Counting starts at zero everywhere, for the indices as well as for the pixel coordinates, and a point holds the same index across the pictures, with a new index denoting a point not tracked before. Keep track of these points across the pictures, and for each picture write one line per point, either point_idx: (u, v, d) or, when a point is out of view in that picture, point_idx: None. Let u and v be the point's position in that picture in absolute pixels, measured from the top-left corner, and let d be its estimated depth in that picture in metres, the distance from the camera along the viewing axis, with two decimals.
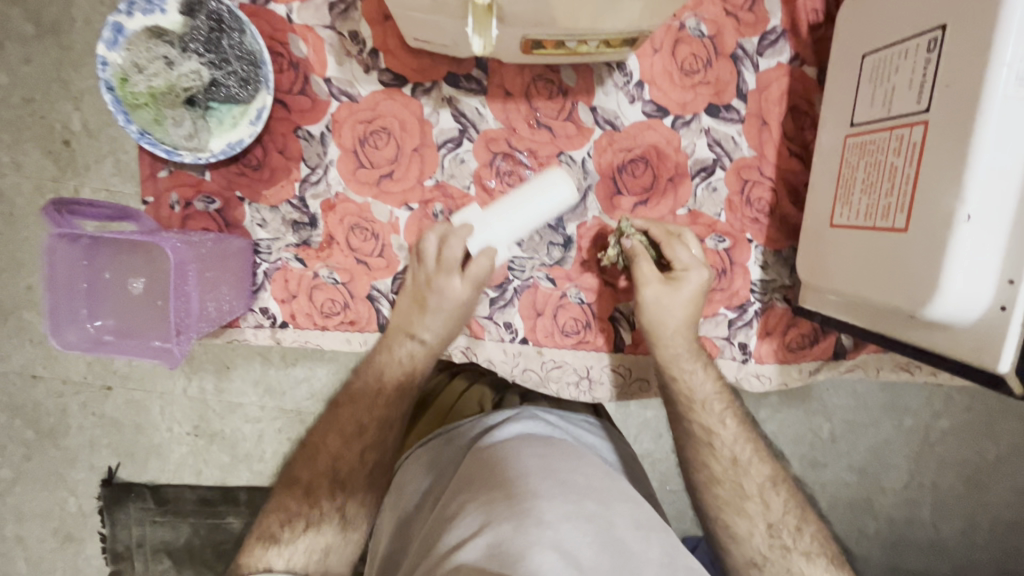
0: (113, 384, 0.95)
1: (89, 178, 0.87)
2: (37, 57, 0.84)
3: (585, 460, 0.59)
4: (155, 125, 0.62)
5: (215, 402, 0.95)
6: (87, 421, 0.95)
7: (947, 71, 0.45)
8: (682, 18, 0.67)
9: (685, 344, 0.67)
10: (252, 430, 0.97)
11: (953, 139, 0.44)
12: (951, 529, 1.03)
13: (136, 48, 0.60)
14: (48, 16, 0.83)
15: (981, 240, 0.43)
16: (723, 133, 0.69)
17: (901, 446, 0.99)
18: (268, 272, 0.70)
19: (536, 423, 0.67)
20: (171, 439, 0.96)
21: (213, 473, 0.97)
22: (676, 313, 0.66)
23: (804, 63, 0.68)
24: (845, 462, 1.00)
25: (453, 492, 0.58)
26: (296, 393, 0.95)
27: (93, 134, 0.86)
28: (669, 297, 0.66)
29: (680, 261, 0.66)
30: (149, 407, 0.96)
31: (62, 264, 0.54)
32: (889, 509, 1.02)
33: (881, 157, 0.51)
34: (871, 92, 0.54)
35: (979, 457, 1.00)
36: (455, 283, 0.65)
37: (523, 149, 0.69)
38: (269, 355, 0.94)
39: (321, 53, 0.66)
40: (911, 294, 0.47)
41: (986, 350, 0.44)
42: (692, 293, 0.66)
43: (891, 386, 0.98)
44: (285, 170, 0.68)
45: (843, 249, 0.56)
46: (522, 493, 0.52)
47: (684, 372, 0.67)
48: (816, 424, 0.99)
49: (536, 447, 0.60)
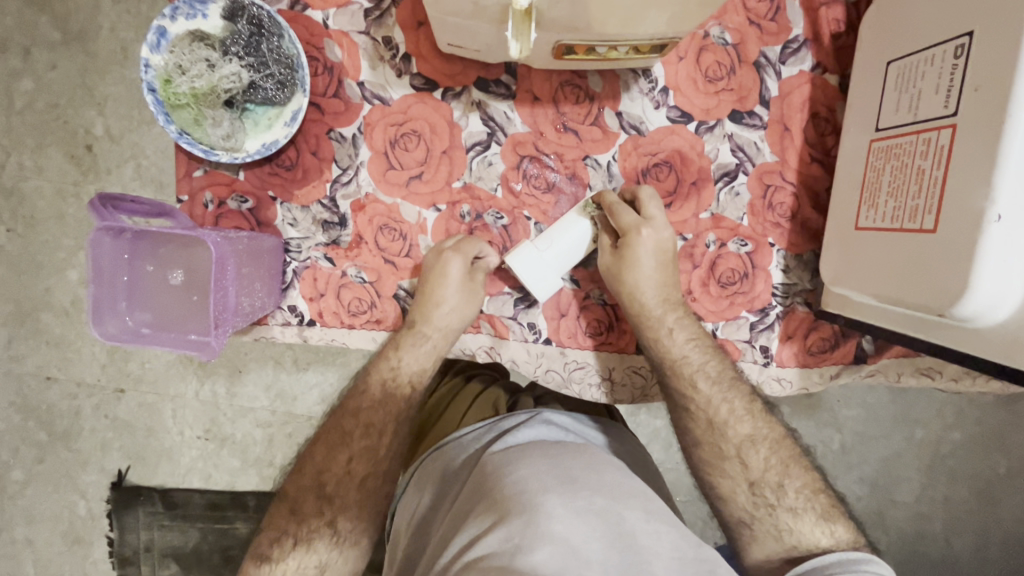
0: (126, 387, 0.96)
1: (109, 183, 0.89)
2: (62, 63, 0.87)
3: (604, 461, 0.60)
4: (194, 126, 0.63)
5: (227, 405, 0.96)
6: (99, 423, 0.95)
7: (974, 76, 0.46)
8: (707, 27, 0.68)
9: (652, 304, 0.68)
10: (262, 435, 0.97)
11: (981, 142, 0.45)
12: (968, 547, 1.02)
13: (179, 51, 0.62)
14: (76, 23, 0.86)
15: (1010, 240, 0.44)
16: (746, 139, 0.70)
17: (914, 458, 0.99)
18: (298, 270, 0.71)
19: (549, 428, 0.67)
20: (181, 443, 0.97)
21: (222, 478, 0.98)
22: (636, 276, 0.66)
23: (826, 71, 0.69)
24: (857, 474, 0.99)
25: (469, 492, 0.59)
26: (308, 399, 0.96)
27: (114, 138, 0.88)
28: (623, 265, 0.67)
29: (624, 225, 0.66)
30: (161, 410, 0.96)
31: (105, 257, 0.55)
32: (901, 524, 1.01)
33: (907, 160, 0.52)
34: (896, 97, 0.55)
35: (992, 472, 1.00)
36: (456, 268, 0.67)
37: (549, 153, 0.70)
38: (281, 359, 0.95)
39: (356, 57, 0.68)
40: (939, 294, 0.48)
41: (1017, 348, 0.45)
42: (642, 255, 0.66)
43: (903, 399, 0.99)
44: (317, 171, 0.69)
45: (870, 251, 0.56)
46: (534, 491, 0.53)
47: (663, 334, 0.68)
48: (826, 436, 0.99)
49: (557, 447, 0.61)
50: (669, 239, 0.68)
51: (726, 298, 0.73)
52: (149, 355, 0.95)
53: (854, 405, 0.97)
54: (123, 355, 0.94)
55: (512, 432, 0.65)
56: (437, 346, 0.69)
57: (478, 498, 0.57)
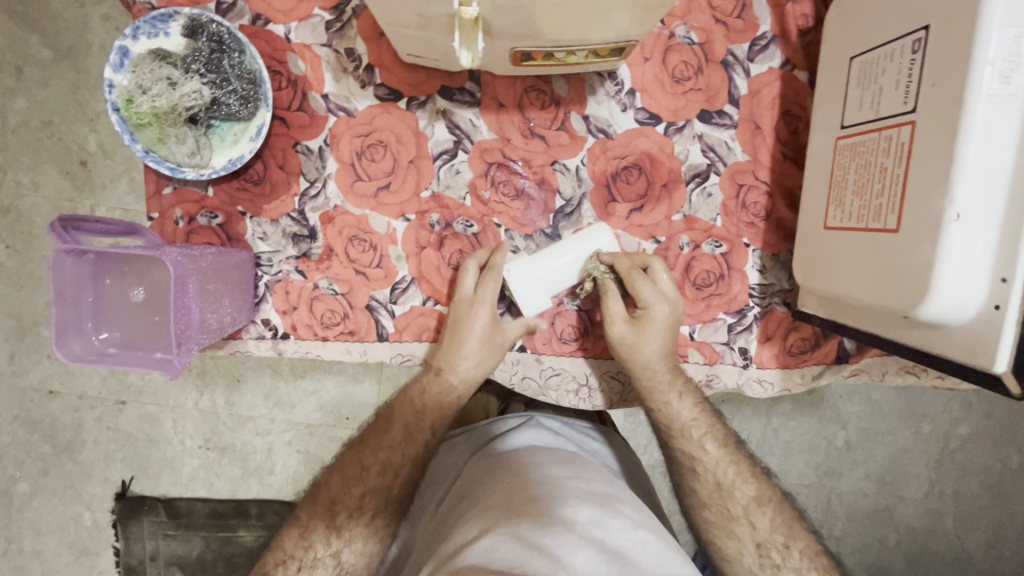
0: (126, 399, 0.96)
1: (103, 197, 0.90)
2: (54, 81, 0.88)
3: (592, 468, 0.61)
4: (159, 144, 0.64)
5: (226, 415, 0.97)
6: (102, 435, 0.96)
7: (931, 72, 0.45)
8: (672, 27, 0.68)
9: (663, 380, 0.67)
10: (263, 443, 0.98)
11: (940, 139, 0.43)
12: (979, 543, 1.00)
13: (140, 70, 0.62)
14: (64, 41, 0.87)
15: (971, 239, 0.42)
16: (717, 138, 0.69)
17: (919, 452, 0.98)
18: (270, 284, 0.71)
19: (541, 432, 0.67)
20: (183, 452, 0.98)
21: (224, 487, 0.98)
22: (650, 350, 0.66)
23: (795, 68, 0.68)
24: (861, 470, 0.98)
25: (460, 500, 0.60)
26: (306, 406, 0.97)
27: (107, 154, 0.89)
28: (636, 337, 0.66)
29: (642, 299, 0.66)
30: (162, 421, 0.97)
31: (71, 276, 0.55)
32: (911, 520, 1.00)
33: (871, 158, 0.51)
34: (859, 94, 0.54)
35: (1003, 466, 0.98)
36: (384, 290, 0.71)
37: (517, 159, 0.69)
38: (278, 368, 0.96)
39: (319, 70, 0.68)
40: (905, 294, 0.46)
41: (982, 347, 0.43)
42: (657, 328, 0.66)
43: (908, 394, 0.97)
44: (285, 185, 0.69)
45: (839, 252, 0.55)
46: (523, 496, 0.54)
47: (663, 401, 0.68)
48: (830, 432, 0.98)
49: (547, 454, 0.62)
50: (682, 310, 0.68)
51: (702, 301, 0.72)
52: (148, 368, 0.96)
53: (852, 401, 0.96)
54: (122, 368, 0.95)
55: (506, 437, 0.67)
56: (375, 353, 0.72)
57: (471, 503, 0.57)
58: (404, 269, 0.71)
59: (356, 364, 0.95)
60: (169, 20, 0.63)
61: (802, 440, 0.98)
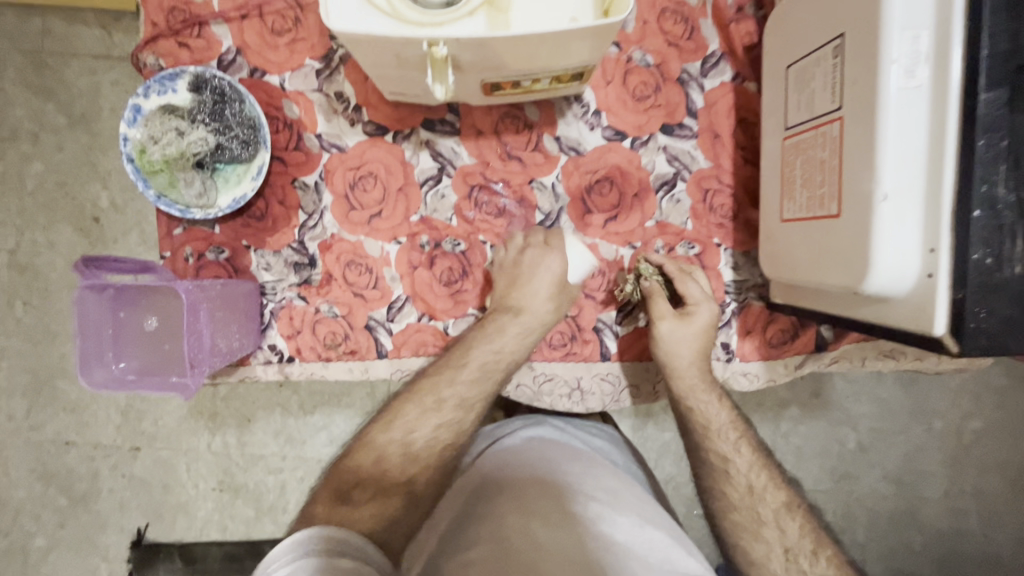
0: (140, 446, 1.00)
1: (116, 250, 0.96)
2: (70, 145, 0.95)
3: (597, 465, 0.65)
4: (169, 188, 0.70)
5: (238, 455, 1.00)
6: (118, 483, 1.00)
7: (849, 72, 0.50)
8: (629, 52, 0.74)
9: (702, 383, 0.71)
10: (275, 481, 1.01)
11: (863, 129, 0.48)
12: (1001, 537, 1.00)
13: (152, 123, 0.69)
14: (79, 107, 0.95)
15: (900, 216, 0.47)
16: (680, 149, 0.75)
17: (927, 446, 0.99)
18: (275, 311, 0.76)
19: (545, 428, 0.71)
20: (196, 496, 1.01)
21: (237, 529, 1.01)
22: (692, 347, 0.71)
23: (745, 80, 0.74)
24: (875, 471, 0.99)
25: (464, 497, 0.63)
26: (316, 441, 1.00)
27: (120, 210, 0.96)
28: (682, 330, 0.71)
29: (692, 296, 0.72)
30: (176, 466, 1.01)
31: (91, 313, 0.61)
32: (932, 519, 1.00)
33: (813, 154, 0.56)
34: (797, 97, 0.59)
35: (1016, 455, 0.99)
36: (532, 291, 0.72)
37: (497, 180, 0.75)
38: (288, 405, 0.99)
39: (312, 112, 0.75)
40: (852, 272, 0.50)
41: (923, 315, 0.47)
42: (702, 326, 0.71)
43: (908, 388, 0.98)
44: (285, 219, 0.75)
45: (796, 241, 0.60)
46: (532, 493, 0.57)
47: (700, 403, 0.70)
48: (842, 435, 0.99)
49: (551, 450, 0.65)
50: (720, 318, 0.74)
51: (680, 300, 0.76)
52: (162, 411, 1.00)
53: (850, 397, 0.99)
54: (136, 415, 0.99)
55: (511, 434, 0.70)
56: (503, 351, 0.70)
57: (478, 501, 0.60)
58: (399, 289, 0.76)
59: (365, 394, 0.98)
60: (176, 78, 0.70)
61: (811, 443, 0.99)
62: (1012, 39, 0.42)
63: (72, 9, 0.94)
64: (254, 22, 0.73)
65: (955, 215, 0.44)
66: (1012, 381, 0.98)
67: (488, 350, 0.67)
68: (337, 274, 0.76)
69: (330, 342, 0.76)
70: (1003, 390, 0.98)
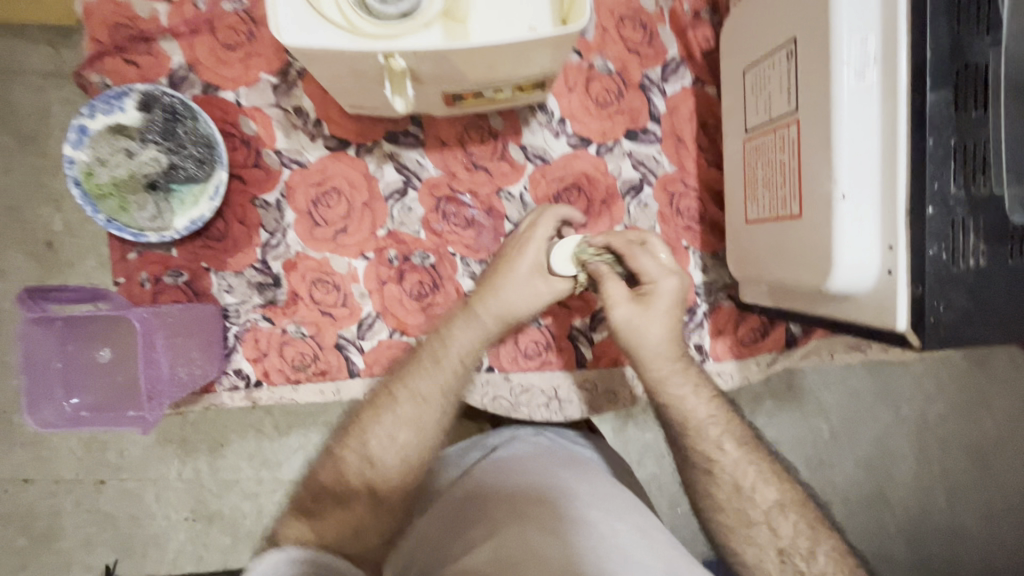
0: (106, 478, 0.95)
1: (71, 274, 0.91)
2: (17, 166, 0.90)
3: (591, 470, 0.64)
4: (121, 212, 0.67)
5: (211, 482, 0.96)
6: (82, 518, 0.95)
7: (802, 76, 0.51)
8: (590, 59, 0.75)
9: (671, 358, 0.65)
10: (251, 506, 0.97)
11: (818, 131, 0.49)
12: (973, 517, 1.03)
13: (99, 145, 0.66)
14: (26, 127, 0.90)
15: (859, 215, 0.48)
16: (644, 154, 0.76)
17: (899, 432, 1.02)
18: (239, 334, 0.73)
19: (535, 438, 0.71)
20: (168, 526, 0.96)
21: (214, 558, 0.97)
22: (658, 332, 0.64)
23: (705, 84, 0.76)
24: (850, 459, 1.01)
25: (454, 507, 0.61)
26: (293, 463, 0.97)
27: (74, 232, 0.91)
28: (643, 317, 0.63)
29: (647, 273, 0.64)
30: (145, 497, 0.96)
31: (37, 347, 0.57)
32: (906, 502, 1.02)
33: (773, 156, 0.57)
34: (754, 101, 0.60)
35: (982, 437, 1.02)
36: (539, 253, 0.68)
37: (464, 191, 0.74)
38: (262, 427, 0.96)
39: (270, 128, 0.72)
40: (815, 271, 0.51)
41: (886, 311, 0.48)
42: (664, 307, 0.63)
43: (878, 377, 1.01)
44: (246, 239, 0.73)
45: (761, 241, 0.61)
46: (528, 499, 0.56)
47: (674, 396, 0.64)
48: (815, 425, 1.01)
49: (545, 457, 0.65)
50: (687, 290, 0.66)
51: None
52: (127, 442, 0.95)
53: (823, 388, 1.01)
54: (99, 446, 0.94)
55: (501, 447, 0.69)
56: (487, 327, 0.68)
57: (473, 506, 0.59)
58: (369, 305, 0.74)
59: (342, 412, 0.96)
60: (123, 97, 0.67)
61: (789, 435, 1.00)
62: (953, 42, 0.43)
63: (14, 25, 0.89)
64: (205, 37, 0.71)
65: (910, 213, 0.45)
66: (974, 365, 1.01)
67: (494, 299, 0.67)
68: (302, 293, 0.74)
69: (301, 364, 0.74)
70: (967, 375, 1.01)
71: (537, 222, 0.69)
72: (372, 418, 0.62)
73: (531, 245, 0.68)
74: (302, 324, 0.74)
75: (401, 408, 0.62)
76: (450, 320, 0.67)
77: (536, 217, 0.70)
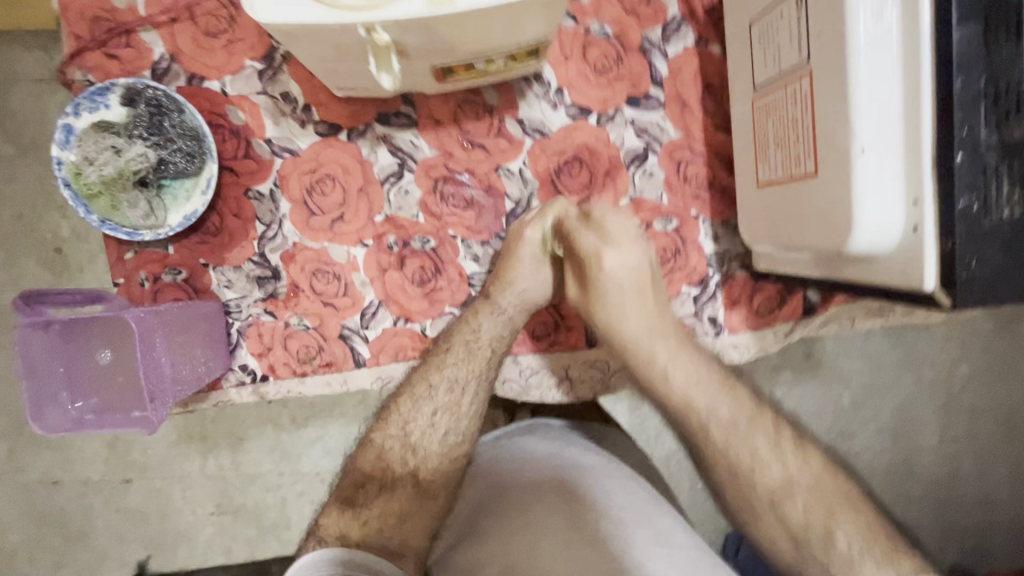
0: (132, 476, 0.96)
1: (85, 278, 0.90)
2: (21, 174, 0.88)
3: (609, 480, 0.61)
4: (114, 212, 0.66)
5: (234, 476, 0.96)
6: (113, 516, 0.96)
7: (813, 22, 0.48)
8: (586, 23, 0.71)
9: (639, 339, 0.65)
10: (275, 498, 0.97)
11: (832, 81, 0.46)
12: (1005, 482, 1.00)
13: (86, 144, 0.65)
14: (27, 134, 0.88)
15: (878, 168, 0.45)
16: (648, 121, 0.72)
17: (930, 398, 0.98)
18: (242, 329, 0.72)
19: (550, 438, 0.67)
20: (196, 521, 0.97)
21: (242, 550, 0.98)
22: (608, 313, 0.66)
23: (708, 43, 0.71)
24: (875, 428, 0.98)
25: (474, 518, 0.62)
26: (313, 454, 0.96)
27: (83, 236, 0.89)
28: (590, 300, 0.66)
29: (582, 251, 0.65)
30: (171, 492, 0.96)
31: (39, 352, 0.57)
32: (934, 469, 1.00)
33: (784, 112, 0.54)
34: (762, 54, 0.57)
35: (1015, 399, 0.99)
36: (533, 235, 0.67)
37: (461, 171, 0.72)
38: (279, 420, 0.95)
39: (259, 116, 0.70)
40: (835, 232, 0.48)
41: (912, 269, 0.45)
42: (609, 290, 0.65)
43: (906, 341, 0.97)
44: (242, 232, 0.71)
45: (774, 204, 0.57)
46: (544, 541, 0.56)
47: (661, 379, 0.65)
48: (838, 394, 0.98)
49: (560, 471, 0.61)
50: (635, 264, 0.65)
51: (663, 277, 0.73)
52: (150, 441, 0.95)
53: (847, 356, 0.97)
54: (125, 444, 0.95)
55: (515, 450, 0.65)
56: (514, 319, 0.68)
57: (490, 535, 0.58)
58: (371, 293, 0.73)
59: (357, 402, 0.95)
60: (107, 92, 0.65)
61: (813, 406, 0.98)
62: None
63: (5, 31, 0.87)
64: (185, 25, 0.69)
65: (936, 163, 0.42)
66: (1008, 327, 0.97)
67: (510, 291, 0.67)
68: (302, 285, 0.72)
69: (307, 358, 0.73)
70: (998, 337, 0.97)
71: (546, 211, 0.68)
72: (413, 406, 0.63)
73: (534, 232, 0.67)
74: (304, 316, 0.72)
75: (439, 397, 0.63)
76: (473, 309, 0.68)
77: (543, 209, 0.68)
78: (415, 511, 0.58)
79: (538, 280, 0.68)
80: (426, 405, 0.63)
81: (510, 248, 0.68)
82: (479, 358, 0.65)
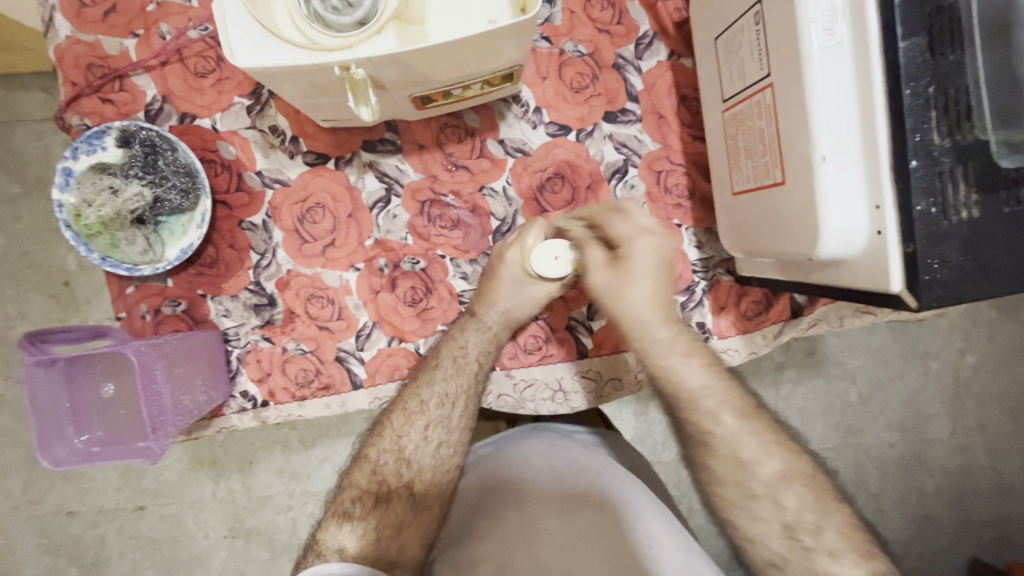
0: (144, 504, 0.98)
1: (91, 311, 0.93)
2: (27, 213, 0.92)
3: (614, 488, 0.62)
4: (113, 249, 0.68)
5: (244, 499, 0.98)
6: (127, 544, 0.97)
7: (770, 37, 0.49)
8: (561, 44, 0.73)
9: (655, 324, 0.64)
10: (285, 519, 0.98)
11: (791, 93, 0.47)
12: (1019, 469, 0.99)
13: (83, 184, 0.67)
14: (33, 174, 0.92)
15: (840, 175, 0.46)
16: (626, 134, 0.74)
17: (932, 389, 0.99)
18: (241, 356, 0.74)
19: (560, 444, 0.68)
20: (208, 546, 0.99)
21: (256, 572, 0.99)
22: (636, 292, 0.65)
23: (681, 57, 0.74)
24: (880, 422, 0.98)
25: (475, 510, 0.64)
26: (321, 474, 0.97)
27: (89, 271, 0.92)
28: (619, 283, 0.65)
29: (620, 234, 0.66)
30: (183, 519, 0.98)
31: (45, 389, 0.59)
32: (942, 461, 0.99)
33: (751, 124, 0.55)
34: (728, 68, 0.59)
35: (1020, 386, 0.98)
36: (513, 255, 0.68)
37: (447, 192, 0.74)
38: (288, 441, 0.97)
39: (249, 150, 0.73)
40: (804, 238, 0.49)
41: (881, 271, 0.46)
42: (641, 267, 0.65)
43: (904, 333, 0.98)
44: (238, 262, 0.74)
45: (749, 213, 0.59)
46: (544, 547, 0.58)
47: (669, 369, 0.63)
48: (840, 390, 0.98)
49: (568, 483, 0.62)
50: (667, 248, 0.66)
51: None
52: (161, 467, 0.97)
53: (846, 352, 0.98)
54: (135, 473, 0.97)
55: (523, 454, 0.66)
56: (498, 334, 0.69)
57: (489, 534, 0.60)
58: (365, 316, 0.75)
59: (362, 420, 0.96)
60: (103, 136, 0.68)
61: (815, 404, 0.98)
62: None
63: (11, 75, 0.91)
64: (175, 66, 0.72)
65: (894, 168, 0.43)
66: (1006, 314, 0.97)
67: (494, 309, 0.69)
68: (296, 310, 0.74)
69: (306, 382, 0.75)
70: (997, 325, 0.98)
71: (525, 235, 0.69)
72: (405, 420, 0.63)
73: (514, 254, 0.68)
74: (302, 341, 0.74)
75: (430, 411, 0.63)
76: (459, 325, 0.69)
77: (522, 230, 0.70)
78: (414, 523, 0.60)
79: (522, 299, 0.69)
80: (419, 420, 0.63)
81: (493, 265, 0.70)
82: (467, 373, 0.66)
